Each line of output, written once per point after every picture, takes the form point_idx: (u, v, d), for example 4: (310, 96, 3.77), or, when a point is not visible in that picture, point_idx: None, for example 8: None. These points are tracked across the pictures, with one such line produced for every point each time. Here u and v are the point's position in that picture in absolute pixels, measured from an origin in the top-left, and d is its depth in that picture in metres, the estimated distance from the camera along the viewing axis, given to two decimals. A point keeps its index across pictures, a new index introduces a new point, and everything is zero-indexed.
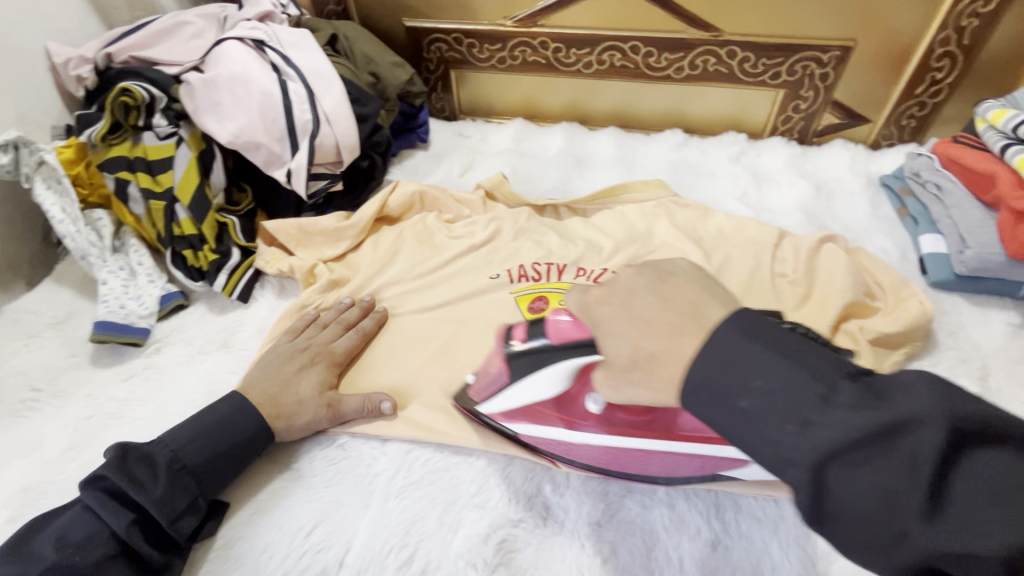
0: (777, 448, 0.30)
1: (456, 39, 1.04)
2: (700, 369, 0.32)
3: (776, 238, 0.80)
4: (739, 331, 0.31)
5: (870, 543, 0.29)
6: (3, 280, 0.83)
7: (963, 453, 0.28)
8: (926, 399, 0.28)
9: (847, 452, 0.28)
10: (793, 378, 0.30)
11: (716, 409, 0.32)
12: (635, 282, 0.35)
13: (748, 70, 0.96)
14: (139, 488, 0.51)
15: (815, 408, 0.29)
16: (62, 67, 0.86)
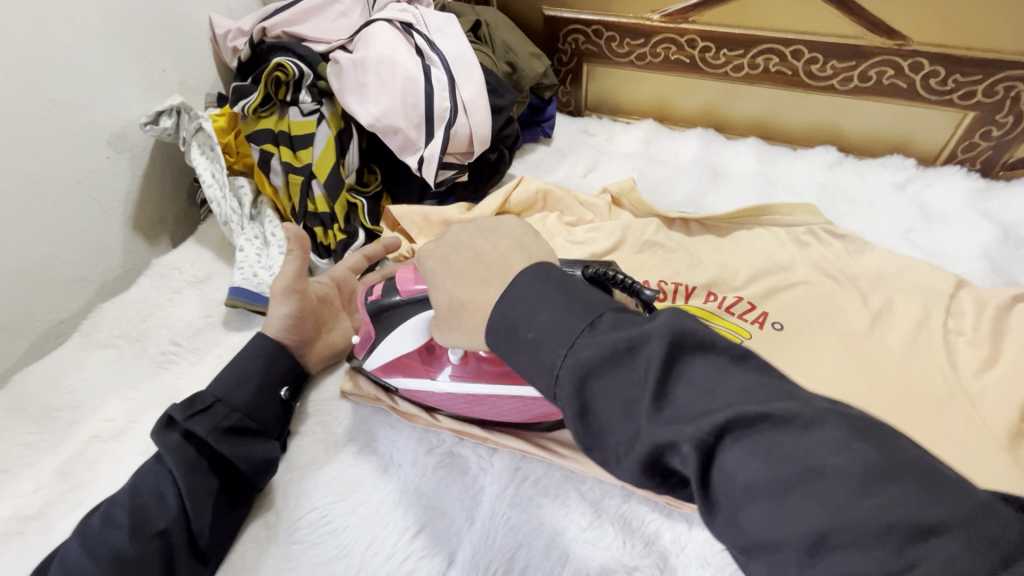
0: (551, 369, 0.36)
1: (595, 31, 0.98)
2: (506, 312, 0.38)
3: (952, 288, 0.69)
4: (532, 284, 0.38)
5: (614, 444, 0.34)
6: (152, 234, 0.90)
7: (681, 360, 0.33)
8: (661, 320, 0.34)
9: (594, 367, 0.34)
10: (564, 314, 0.36)
11: (517, 341, 0.38)
12: (459, 237, 0.45)
13: (934, 87, 0.83)
14: (180, 405, 0.53)
15: (578, 334, 0.35)
16: (222, 38, 0.90)
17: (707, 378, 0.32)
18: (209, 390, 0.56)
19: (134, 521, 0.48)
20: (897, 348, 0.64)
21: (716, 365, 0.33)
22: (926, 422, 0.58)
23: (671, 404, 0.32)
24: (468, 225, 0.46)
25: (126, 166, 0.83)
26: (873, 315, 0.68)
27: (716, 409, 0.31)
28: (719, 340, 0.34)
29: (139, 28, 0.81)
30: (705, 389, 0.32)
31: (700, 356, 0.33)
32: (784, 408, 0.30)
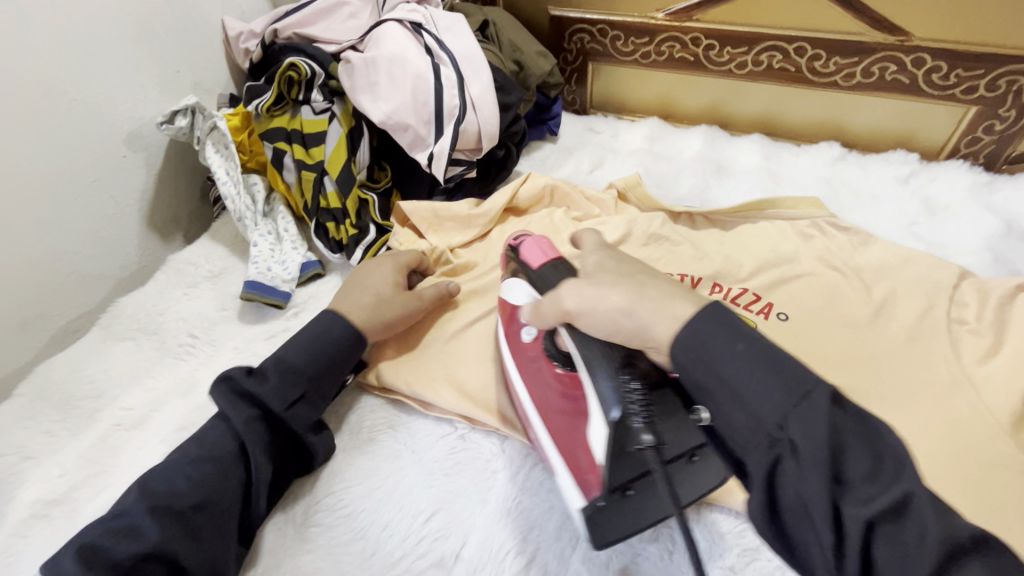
0: (777, 417, 0.39)
1: (600, 31, 1.00)
2: (690, 334, 0.42)
3: (955, 278, 0.70)
4: (719, 320, 0.42)
5: (757, 470, 0.40)
6: (166, 232, 0.92)
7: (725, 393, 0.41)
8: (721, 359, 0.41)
9: (825, 430, 0.37)
10: (782, 370, 0.40)
11: (718, 359, 0.41)
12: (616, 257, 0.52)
13: (936, 83, 0.85)
14: (271, 391, 0.55)
15: (803, 393, 0.39)
16: (234, 40, 0.93)
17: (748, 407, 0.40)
18: (299, 372, 0.57)
19: (201, 499, 0.49)
20: (901, 337, 0.65)
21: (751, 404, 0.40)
22: (931, 408, 0.59)
23: (875, 486, 0.37)
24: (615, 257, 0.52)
25: (141, 164, 0.85)
26: (877, 305, 0.69)
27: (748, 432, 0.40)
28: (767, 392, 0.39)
29: (154, 29, 0.83)
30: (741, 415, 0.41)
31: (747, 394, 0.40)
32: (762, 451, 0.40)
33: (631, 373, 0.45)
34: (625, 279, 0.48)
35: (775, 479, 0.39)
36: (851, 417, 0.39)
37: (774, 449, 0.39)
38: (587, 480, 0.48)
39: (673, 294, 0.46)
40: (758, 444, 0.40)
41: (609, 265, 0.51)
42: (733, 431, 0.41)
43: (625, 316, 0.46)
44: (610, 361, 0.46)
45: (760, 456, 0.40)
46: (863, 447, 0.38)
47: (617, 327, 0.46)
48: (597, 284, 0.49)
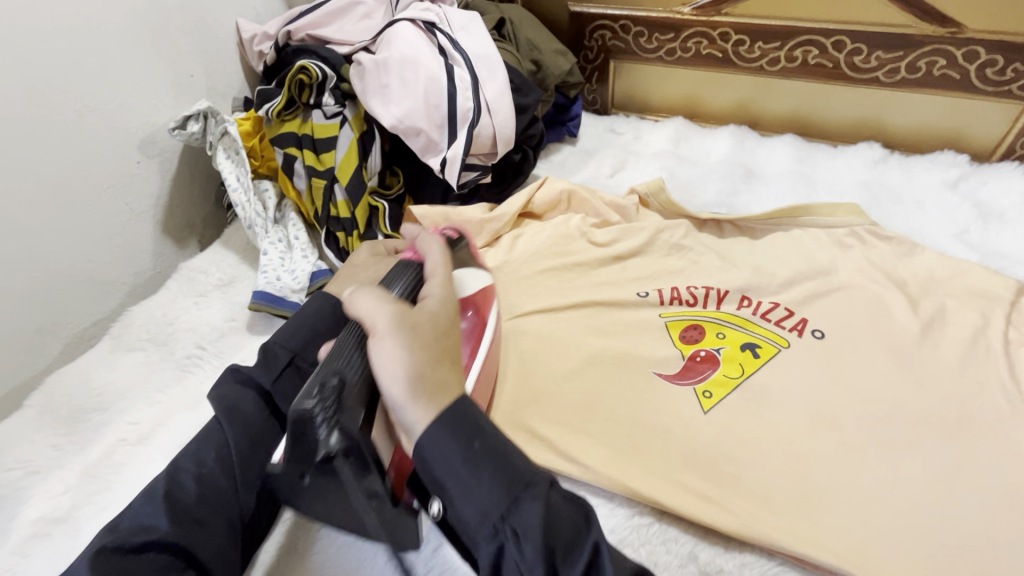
0: (500, 508, 0.37)
1: (623, 27, 0.96)
2: (433, 437, 0.39)
3: (1012, 295, 0.64)
4: (457, 420, 0.40)
5: (484, 560, 0.38)
6: (181, 238, 0.91)
7: (455, 491, 0.38)
8: (446, 457, 0.39)
9: (541, 521, 0.37)
10: (508, 466, 0.39)
11: (447, 463, 0.38)
12: (445, 322, 0.46)
13: (991, 77, 0.78)
14: (267, 374, 0.55)
15: (526, 484, 0.38)
16: (249, 42, 0.91)
17: (470, 504, 0.38)
18: (282, 348, 0.56)
19: (201, 491, 0.48)
20: (951, 360, 0.59)
21: (473, 503, 0.38)
22: (984, 442, 0.54)
23: (574, 561, 0.37)
24: (448, 323, 0.46)
25: (155, 170, 0.84)
26: (924, 323, 0.63)
27: (471, 526, 0.38)
28: (493, 486, 0.38)
29: (169, 34, 0.82)
30: (466, 500, 0.38)
31: (473, 490, 0.38)
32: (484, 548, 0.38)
33: (341, 380, 0.42)
34: (432, 347, 0.43)
35: (501, 565, 0.38)
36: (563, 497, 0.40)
37: (498, 538, 0.37)
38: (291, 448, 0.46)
39: (449, 384, 0.42)
40: (483, 533, 0.38)
41: (431, 323, 0.44)
42: (464, 525, 0.39)
43: (395, 384, 0.40)
44: (332, 367, 0.43)
45: (485, 547, 0.38)
46: (568, 524, 0.39)
47: (391, 384, 0.40)
48: (400, 336, 0.42)
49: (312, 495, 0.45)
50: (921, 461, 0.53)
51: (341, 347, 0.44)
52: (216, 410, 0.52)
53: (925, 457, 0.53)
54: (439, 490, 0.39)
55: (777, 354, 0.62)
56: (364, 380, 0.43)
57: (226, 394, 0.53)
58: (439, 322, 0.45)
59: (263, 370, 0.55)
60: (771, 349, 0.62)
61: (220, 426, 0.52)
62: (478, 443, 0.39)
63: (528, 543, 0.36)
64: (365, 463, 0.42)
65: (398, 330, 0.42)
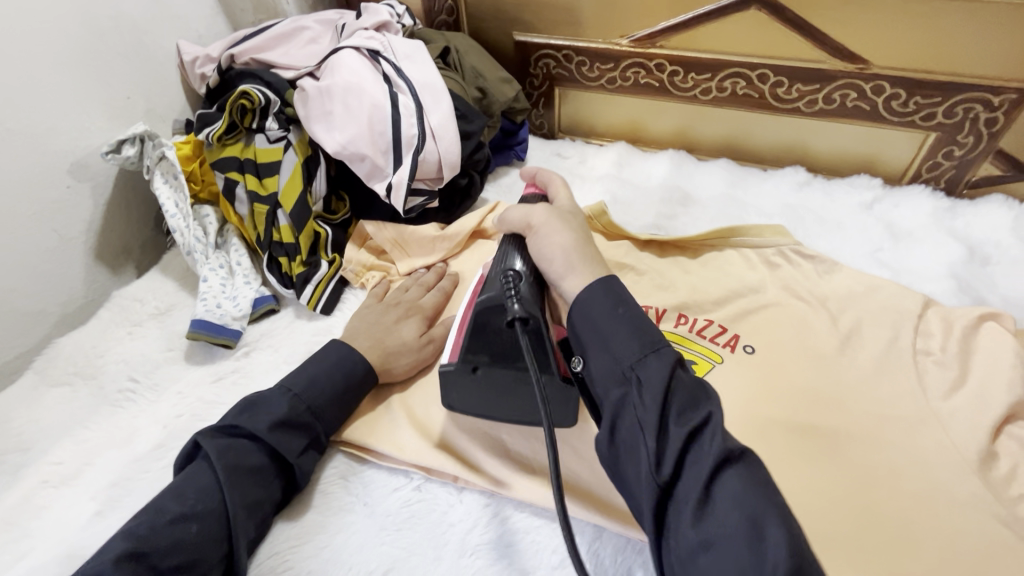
0: (630, 359, 0.44)
1: (566, 57, 0.99)
2: (590, 294, 0.48)
3: (920, 307, 0.69)
4: (608, 287, 0.48)
5: (608, 403, 0.45)
6: (116, 264, 0.87)
7: (596, 346, 0.47)
8: (597, 313, 0.47)
9: (662, 377, 0.43)
10: (646, 330, 0.46)
11: (597, 316, 0.47)
12: (578, 218, 0.60)
13: (897, 109, 0.85)
14: (288, 443, 0.55)
15: (654, 348, 0.45)
16: (190, 65, 0.89)
17: (607, 346, 0.46)
18: (307, 402, 0.58)
19: (183, 560, 0.46)
20: (868, 371, 0.64)
21: (607, 352, 0.46)
22: (900, 444, 0.58)
23: (689, 424, 0.42)
24: (580, 216, 0.60)
25: (88, 195, 0.81)
26: (843, 336, 0.67)
27: (607, 373, 0.45)
28: (635, 342, 0.45)
29: (102, 55, 0.79)
30: (605, 347, 0.46)
31: (614, 342, 0.46)
32: (612, 394, 0.44)
33: (516, 271, 0.54)
34: (581, 231, 0.56)
35: (620, 415, 0.44)
36: (690, 379, 0.45)
37: (625, 386, 0.44)
38: (458, 344, 0.55)
39: (598, 261, 0.52)
40: (613, 380, 0.45)
41: (573, 217, 0.58)
42: (594, 377, 0.47)
43: (557, 258, 0.53)
44: (508, 263, 0.56)
45: (612, 391, 0.44)
46: (689, 392, 0.43)
47: (557, 258, 0.53)
48: (557, 223, 0.56)
49: (478, 394, 0.54)
50: (843, 465, 0.57)
51: (509, 247, 0.58)
52: (219, 468, 0.51)
53: (848, 464, 0.57)
54: (582, 347, 0.48)
55: (712, 369, 0.65)
56: (530, 268, 0.55)
57: (231, 447, 0.53)
58: (577, 215, 0.60)
59: (285, 438, 0.55)
60: (706, 365, 0.65)
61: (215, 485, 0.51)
62: (628, 305, 0.47)
63: (654, 388, 0.42)
64: (538, 336, 0.51)
65: (552, 219, 0.56)
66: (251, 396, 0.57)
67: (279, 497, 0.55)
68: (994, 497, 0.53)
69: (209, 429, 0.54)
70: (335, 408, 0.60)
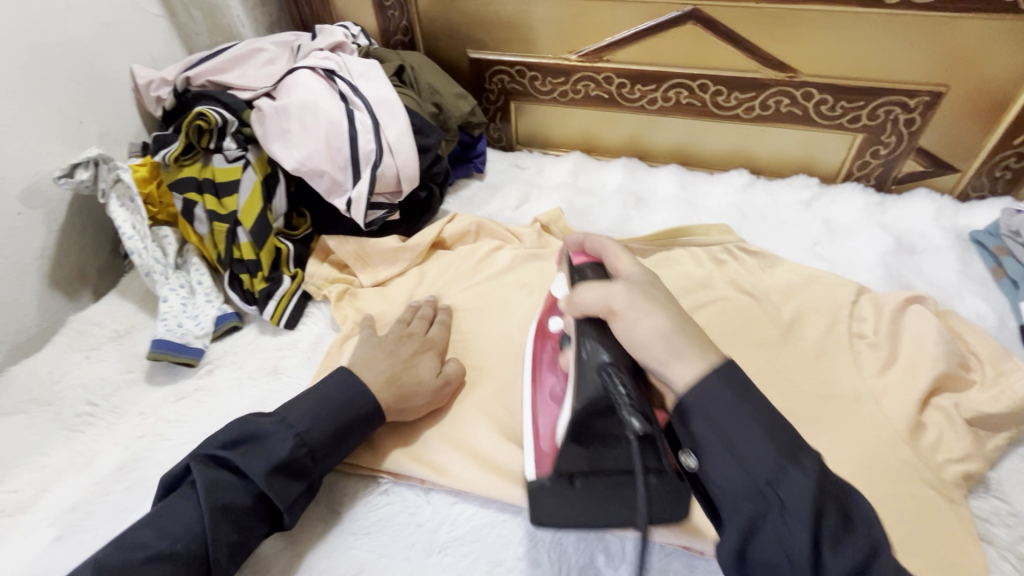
0: (768, 472, 0.38)
1: (519, 72, 1.03)
2: (705, 388, 0.41)
3: (853, 295, 0.74)
4: (729, 378, 0.41)
5: (737, 525, 0.39)
6: (72, 289, 0.86)
7: (715, 447, 0.40)
8: (716, 400, 0.41)
9: (808, 492, 0.37)
10: (778, 432, 0.40)
11: (726, 414, 0.40)
12: (660, 290, 0.50)
13: (826, 113, 0.91)
14: (280, 492, 0.52)
15: (793, 456, 0.39)
16: (145, 88, 0.89)
17: (733, 444, 0.40)
18: (306, 442, 0.54)
19: None
20: (808, 356, 0.68)
21: (733, 461, 0.40)
22: (839, 422, 0.61)
23: (847, 551, 0.37)
24: (666, 296, 0.49)
25: (40, 221, 0.80)
26: (785, 326, 0.72)
27: (739, 472, 0.39)
28: (766, 446, 0.39)
29: (52, 81, 0.79)
30: (730, 447, 0.40)
31: (744, 449, 0.39)
32: (749, 510, 0.38)
33: (606, 363, 0.45)
34: (670, 306, 0.48)
35: (756, 537, 0.38)
36: (832, 487, 0.39)
37: (761, 503, 0.38)
38: (545, 461, 0.52)
39: (705, 341, 0.44)
40: (745, 496, 0.39)
41: (655, 289, 0.49)
42: (718, 487, 0.40)
43: (654, 345, 0.44)
44: (595, 357, 0.46)
45: (745, 508, 0.39)
46: (837, 509, 0.38)
47: (653, 344, 0.45)
48: (649, 308, 0.46)
49: (574, 504, 0.48)
50: None
51: (586, 335, 0.48)
52: (206, 507, 0.49)
53: None
54: (697, 449, 0.41)
55: None
56: (622, 357, 0.46)
57: (220, 484, 0.50)
58: (655, 284, 0.51)
59: (280, 484, 0.52)
60: None
61: (201, 521, 0.49)
62: (750, 390, 0.41)
63: (796, 498, 0.37)
64: (654, 454, 0.42)
65: (636, 299, 0.47)
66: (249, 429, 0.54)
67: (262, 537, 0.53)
68: (922, 463, 0.57)
69: (200, 459, 0.52)
70: (337, 449, 0.56)
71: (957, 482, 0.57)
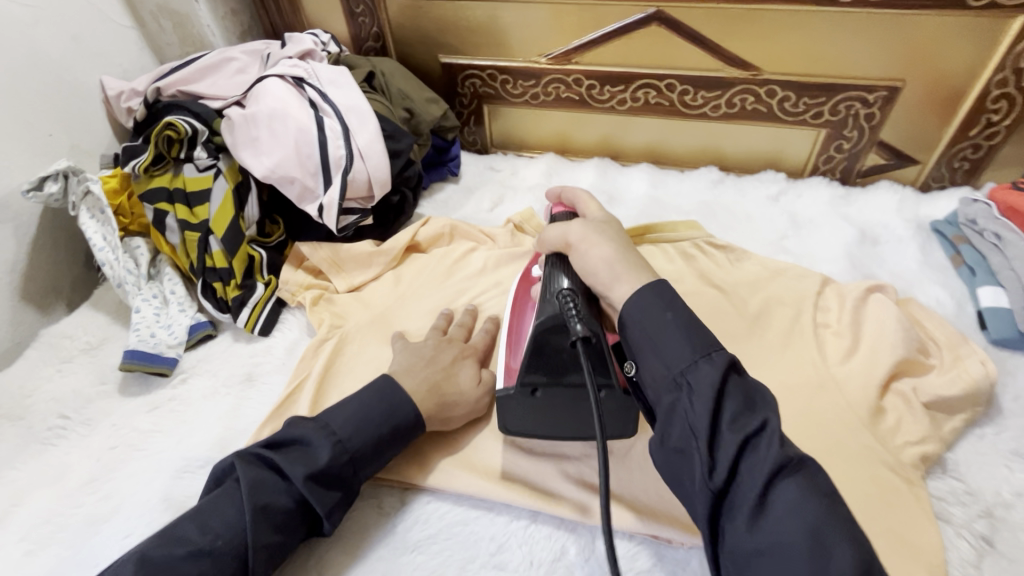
0: (683, 365, 0.44)
1: (491, 76, 1.04)
2: (639, 301, 0.48)
3: (818, 286, 0.76)
4: (659, 292, 0.48)
5: (661, 411, 0.44)
6: (45, 302, 0.86)
7: (647, 351, 0.47)
8: (647, 313, 0.47)
9: (713, 383, 0.42)
10: (700, 335, 0.45)
11: (653, 321, 0.47)
12: (617, 228, 0.58)
13: (789, 110, 0.94)
14: (321, 498, 0.51)
15: (707, 354, 0.44)
16: (115, 100, 0.89)
17: (660, 347, 0.46)
18: (347, 449, 0.53)
19: None
20: (775, 346, 0.69)
21: (660, 360, 0.45)
22: (804, 410, 0.63)
23: (748, 431, 0.40)
24: (618, 230, 0.58)
25: (10, 235, 0.79)
26: (752, 317, 0.73)
27: (663, 370, 0.45)
28: (687, 346, 0.45)
29: (19, 94, 0.79)
30: (659, 347, 0.46)
31: (667, 349, 0.45)
32: (667, 399, 0.44)
33: (564, 287, 0.55)
34: (620, 239, 0.57)
35: (670, 419, 0.43)
36: (743, 382, 0.43)
37: (676, 391, 0.44)
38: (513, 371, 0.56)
39: (642, 266, 0.53)
40: (665, 386, 0.44)
41: (610, 227, 0.58)
42: (648, 384, 0.47)
43: (599, 270, 0.54)
44: (553, 283, 0.57)
45: (665, 396, 0.44)
46: (743, 394, 0.42)
47: (597, 271, 0.54)
48: (597, 237, 0.56)
49: (538, 415, 0.54)
50: None
51: (553, 268, 0.58)
52: (250, 506, 0.48)
53: None
54: (634, 351, 0.48)
55: None
56: (577, 284, 0.56)
57: (265, 484, 0.49)
58: (614, 222, 0.59)
59: (321, 490, 0.51)
60: None
61: (241, 521, 0.48)
62: (681, 305, 0.47)
63: (704, 385, 0.42)
64: (598, 356, 0.51)
65: (591, 231, 0.57)
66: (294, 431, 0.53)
67: (299, 540, 0.52)
68: (882, 447, 0.59)
69: (247, 458, 0.51)
70: (378, 457, 0.55)
71: (914, 463, 0.59)
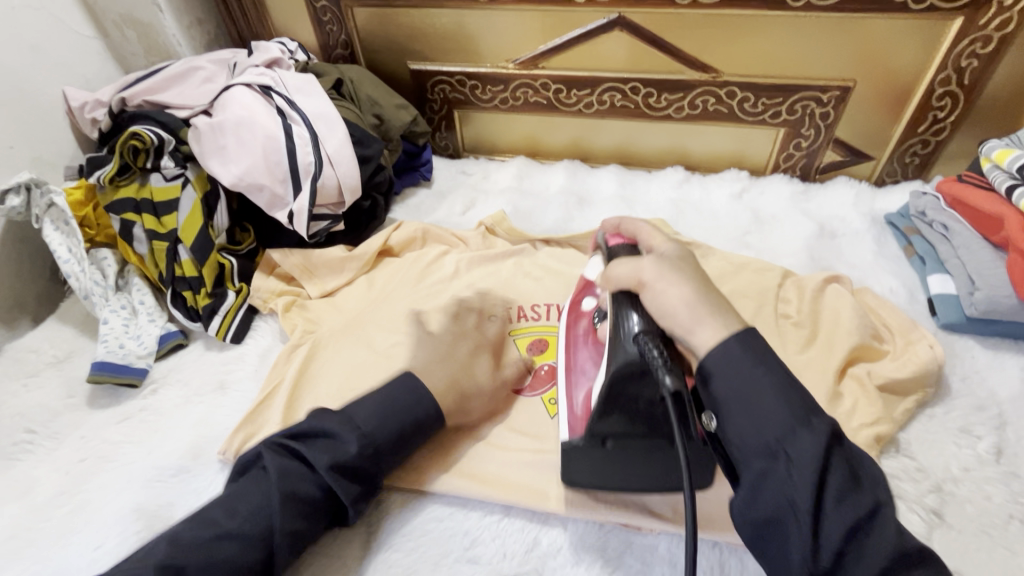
0: (780, 432, 0.40)
1: (460, 81, 1.06)
2: (723, 351, 0.42)
3: (779, 279, 0.79)
4: (747, 341, 0.43)
5: (750, 478, 0.40)
6: (9, 317, 0.84)
7: (733, 409, 0.41)
8: (731, 367, 0.42)
9: (817, 455, 0.38)
10: (797, 395, 0.41)
11: (742, 378, 0.42)
12: (692, 265, 0.49)
13: (749, 110, 0.97)
14: (346, 486, 0.52)
15: (807, 419, 0.40)
16: (79, 110, 0.88)
17: (750, 407, 0.41)
18: (372, 439, 0.53)
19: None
20: None
21: (749, 424, 0.41)
22: None
23: (853, 510, 0.38)
24: (696, 269, 0.48)
25: None
26: None
27: (753, 434, 0.40)
28: (777, 406, 0.40)
29: None
30: (746, 406, 0.41)
31: (757, 410, 0.41)
32: (755, 465, 0.40)
33: (637, 331, 0.47)
34: (698, 276, 0.48)
35: (762, 491, 0.39)
36: (844, 451, 0.40)
37: (771, 461, 0.39)
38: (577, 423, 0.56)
39: (729, 310, 0.45)
40: (757, 452, 0.40)
41: (684, 262, 0.49)
42: (732, 443, 0.42)
43: (676, 313, 0.45)
44: (624, 325, 0.48)
45: (755, 463, 0.40)
46: (848, 469, 0.39)
47: (674, 314, 0.45)
48: (673, 276, 0.47)
49: (604, 461, 0.54)
50: None
51: (617, 303, 0.50)
52: (276, 492, 0.49)
53: None
54: (718, 409, 0.43)
55: None
56: (651, 323, 0.48)
57: (292, 472, 0.51)
58: (689, 259, 0.50)
59: (344, 478, 0.52)
60: None
61: (269, 506, 0.49)
62: (768, 357, 0.42)
63: (805, 458, 0.38)
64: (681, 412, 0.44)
65: (664, 271, 0.47)
66: (311, 422, 0.54)
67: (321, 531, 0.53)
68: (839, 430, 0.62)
69: (273, 446, 0.52)
70: (400, 450, 0.55)
71: (869, 442, 0.61)
